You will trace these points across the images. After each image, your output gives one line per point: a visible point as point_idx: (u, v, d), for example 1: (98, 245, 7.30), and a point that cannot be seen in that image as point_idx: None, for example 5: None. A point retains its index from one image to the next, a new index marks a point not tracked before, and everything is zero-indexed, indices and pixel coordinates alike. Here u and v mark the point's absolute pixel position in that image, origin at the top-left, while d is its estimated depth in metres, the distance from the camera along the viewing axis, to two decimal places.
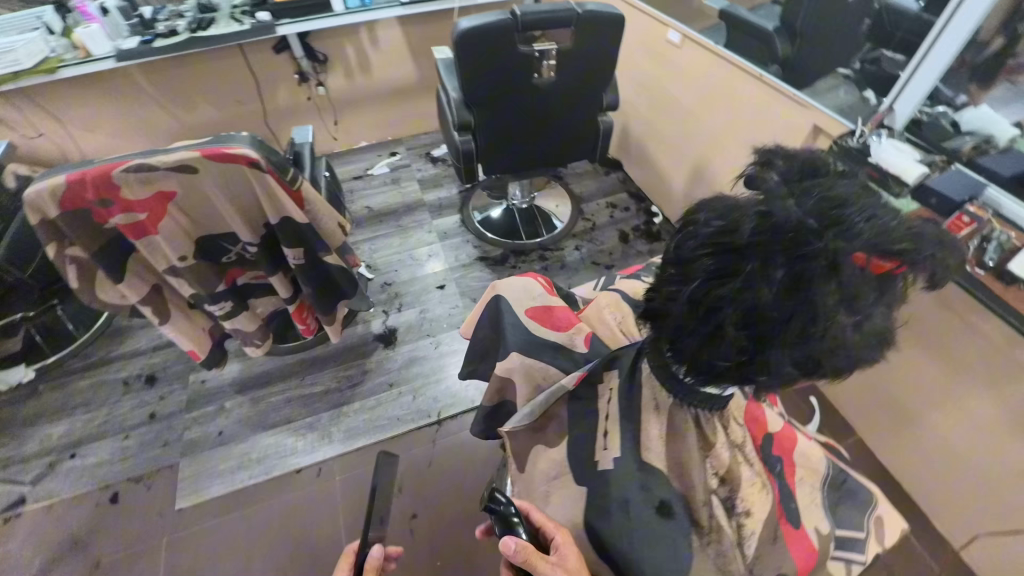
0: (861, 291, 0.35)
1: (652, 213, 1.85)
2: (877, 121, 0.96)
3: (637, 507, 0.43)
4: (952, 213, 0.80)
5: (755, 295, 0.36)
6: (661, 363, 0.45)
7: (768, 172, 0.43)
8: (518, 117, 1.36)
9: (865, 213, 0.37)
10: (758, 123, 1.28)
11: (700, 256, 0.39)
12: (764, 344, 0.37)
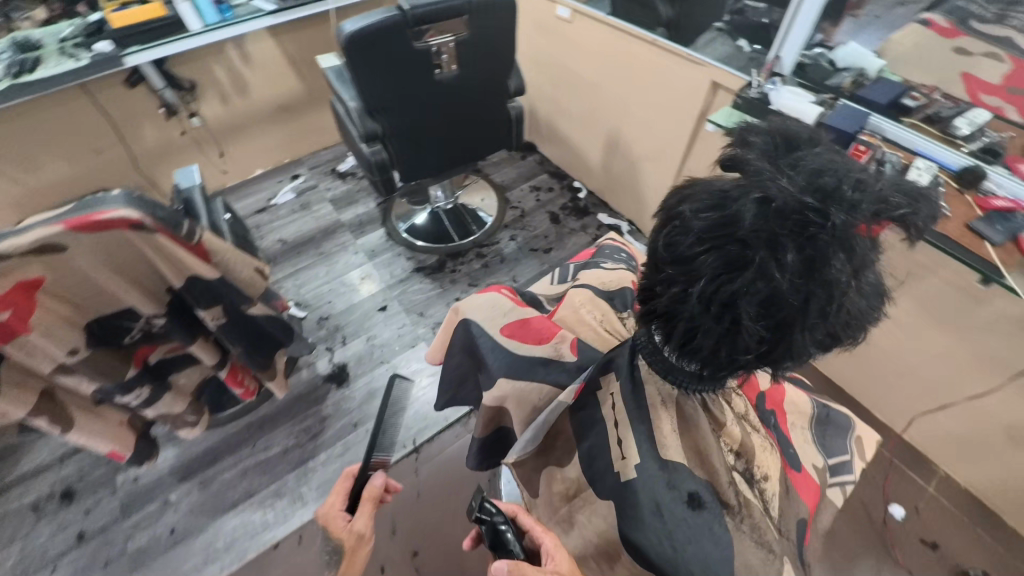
0: (865, 258, 0.37)
1: (576, 189, 1.86)
2: (768, 70, 1.04)
3: (669, 508, 0.42)
4: (851, 142, 0.86)
5: (770, 284, 0.36)
6: (670, 362, 0.45)
7: (748, 152, 0.43)
8: (427, 117, 1.29)
9: (855, 180, 0.38)
10: (660, 86, 1.32)
11: (700, 254, 0.38)
12: (783, 330, 0.38)
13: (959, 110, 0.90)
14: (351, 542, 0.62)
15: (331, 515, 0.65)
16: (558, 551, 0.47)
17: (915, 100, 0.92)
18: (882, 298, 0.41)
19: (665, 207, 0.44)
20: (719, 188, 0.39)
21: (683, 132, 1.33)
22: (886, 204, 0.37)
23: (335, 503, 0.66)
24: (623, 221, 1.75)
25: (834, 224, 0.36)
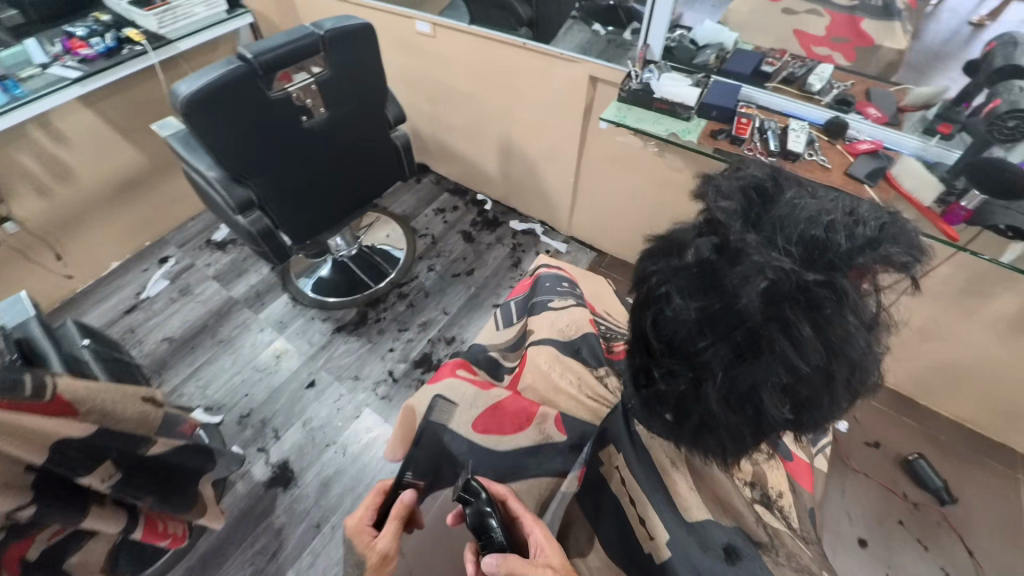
0: (866, 314, 0.39)
1: (482, 201, 1.81)
2: (643, 60, 1.03)
3: (709, 566, 0.47)
4: (733, 118, 0.91)
5: (788, 367, 0.37)
6: (693, 442, 0.44)
7: (721, 213, 0.43)
8: (307, 172, 1.16)
9: (842, 235, 0.39)
10: (540, 88, 1.30)
11: (710, 347, 0.39)
12: (807, 403, 0.39)
13: (805, 68, 0.96)
14: (376, 559, 0.58)
15: (360, 525, 0.61)
16: (546, 542, 0.54)
17: (771, 64, 0.97)
18: (881, 332, 0.43)
19: (647, 287, 0.44)
20: (701, 270, 0.40)
21: (573, 128, 1.34)
22: (872, 253, 0.39)
23: (364, 513, 0.62)
24: (535, 223, 1.74)
25: (833, 293, 0.37)
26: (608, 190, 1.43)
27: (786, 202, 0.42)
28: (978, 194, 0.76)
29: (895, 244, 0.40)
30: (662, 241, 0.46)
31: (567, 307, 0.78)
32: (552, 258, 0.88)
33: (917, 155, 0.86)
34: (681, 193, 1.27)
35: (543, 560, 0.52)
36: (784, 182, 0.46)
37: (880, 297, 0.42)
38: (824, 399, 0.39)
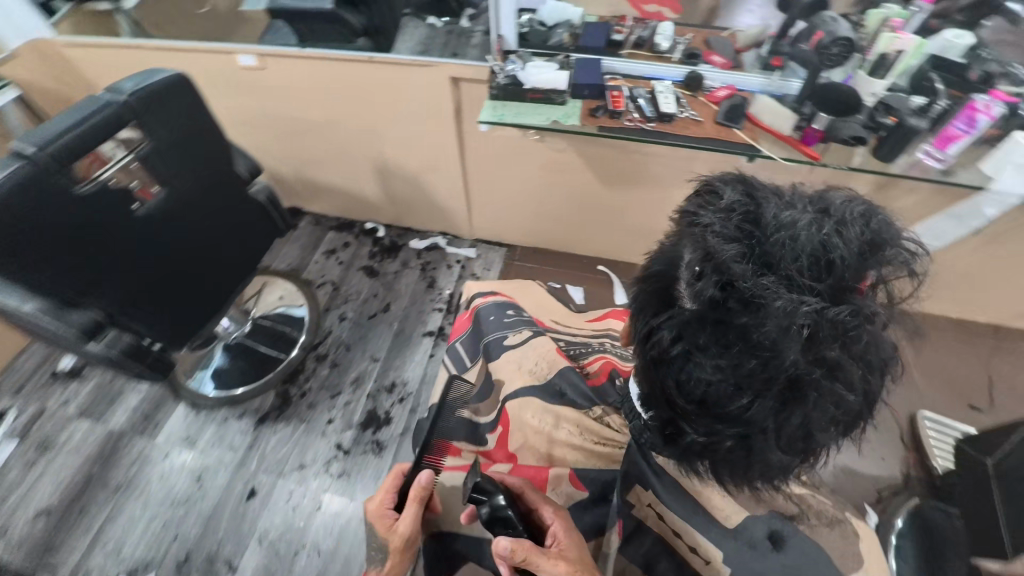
0: (881, 321, 0.42)
1: (373, 229, 1.68)
2: (501, 51, 1.01)
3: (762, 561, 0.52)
4: (604, 93, 0.93)
5: (830, 398, 0.39)
6: (745, 478, 0.46)
7: (718, 244, 0.42)
8: (158, 270, 0.95)
9: (837, 248, 0.40)
10: (403, 100, 1.21)
11: (754, 400, 0.39)
12: (847, 419, 0.42)
13: (650, 28, 0.98)
14: (399, 542, 0.63)
15: (380, 510, 0.65)
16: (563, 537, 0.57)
17: (620, 32, 0.97)
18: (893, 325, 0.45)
19: (658, 343, 0.43)
20: (712, 323, 0.39)
21: (448, 134, 1.27)
22: (869, 263, 0.41)
23: (384, 498, 0.66)
24: (436, 236, 1.66)
25: (848, 315, 0.39)
26: (501, 185, 1.40)
27: (772, 223, 0.41)
28: (825, 114, 0.83)
29: (880, 244, 0.42)
30: (655, 285, 0.45)
31: (523, 340, 0.81)
32: (484, 291, 0.89)
33: (765, 89, 0.93)
34: (572, 172, 1.28)
35: (557, 551, 0.54)
36: (756, 192, 0.46)
37: (889, 295, 0.44)
38: (860, 408, 0.42)
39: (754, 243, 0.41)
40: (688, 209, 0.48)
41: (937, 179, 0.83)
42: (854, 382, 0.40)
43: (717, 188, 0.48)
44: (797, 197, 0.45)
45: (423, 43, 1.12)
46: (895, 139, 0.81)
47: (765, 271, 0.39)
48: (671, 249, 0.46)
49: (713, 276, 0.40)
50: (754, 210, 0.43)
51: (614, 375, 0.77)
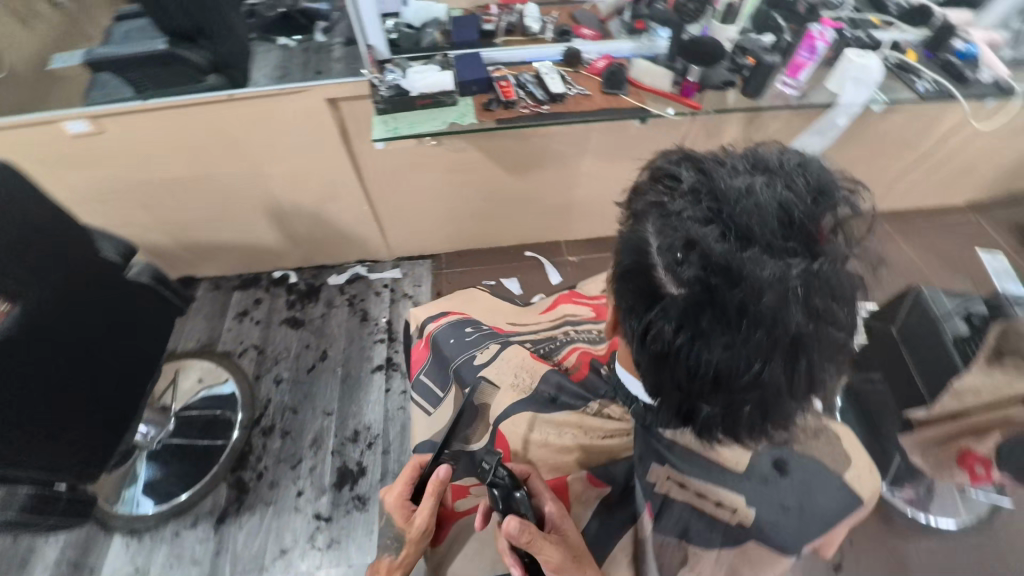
0: (850, 256, 0.44)
1: (284, 276, 1.54)
2: (374, 62, 0.93)
3: (774, 492, 0.57)
4: (493, 86, 0.90)
5: (823, 341, 0.42)
6: (764, 434, 0.48)
7: (690, 225, 0.42)
8: (58, 413, 0.74)
9: (796, 204, 0.42)
10: (282, 135, 1.09)
11: (763, 364, 0.41)
12: (837, 353, 0.45)
13: (515, 12, 0.99)
14: (415, 533, 0.65)
15: (399, 500, 0.68)
16: (565, 523, 0.59)
17: (489, 22, 0.96)
18: (864, 255, 0.47)
19: (658, 337, 0.43)
20: (709, 307, 0.40)
21: (341, 161, 1.17)
22: (826, 209, 0.43)
23: (401, 488, 0.69)
24: (355, 266, 1.57)
25: (822, 263, 0.41)
26: (411, 199, 1.34)
27: (733, 193, 0.42)
28: (696, 66, 0.90)
29: (828, 186, 0.44)
30: (636, 279, 0.44)
31: (493, 356, 0.76)
32: (434, 315, 0.85)
33: (637, 53, 0.96)
34: (479, 170, 1.26)
35: (560, 539, 0.57)
36: (704, 163, 0.46)
37: (854, 230, 0.46)
38: (846, 341, 0.45)
39: (723, 217, 0.41)
40: (644, 193, 0.48)
41: (795, 103, 0.93)
42: (839, 320, 0.42)
43: (664, 166, 0.48)
44: (741, 159, 0.46)
45: (280, 65, 1.03)
46: (757, 76, 0.89)
47: (742, 243, 0.40)
48: (640, 239, 0.45)
49: (697, 261, 0.40)
50: (710, 183, 0.44)
51: (597, 366, 0.75)
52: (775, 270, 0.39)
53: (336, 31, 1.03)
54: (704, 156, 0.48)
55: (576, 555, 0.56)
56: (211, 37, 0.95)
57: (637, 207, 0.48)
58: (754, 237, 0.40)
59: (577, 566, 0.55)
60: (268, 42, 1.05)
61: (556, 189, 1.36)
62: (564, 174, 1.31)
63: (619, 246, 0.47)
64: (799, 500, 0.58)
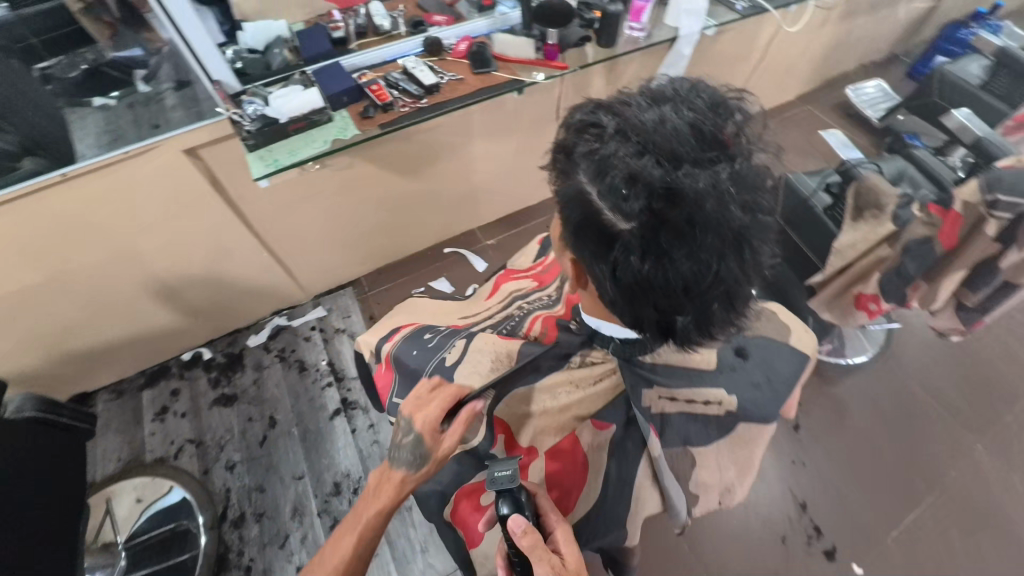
0: (756, 154, 0.50)
1: (197, 355, 1.38)
2: (227, 97, 0.82)
3: (741, 376, 0.66)
4: (364, 91, 0.87)
5: (760, 230, 0.47)
6: (733, 326, 0.54)
7: (626, 163, 0.44)
8: None
9: (703, 120, 0.46)
10: (145, 207, 0.95)
11: (722, 266, 0.45)
12: (770, 238, 0.51)
13: (359, 12, 0.94)
14: (439, 457, 0.60)
15: (427, 426, 0.60)
16: (567, 547, 0.55)
17: (338, 29, 0.91)
18: (768, 148, 0.53)
19: (626, 271, 0.46)
20: (664, 229, 0.43)
21: (223, 214, 1.06)
22: (728, 117, 0.48)
23: (432, 415, 0.61)
24: (272, 319, 1.45)
25: (740, 164, 0.46)
26: (313, 231, 1.26)
27: (650, 124, 0.46)
28: (553, 28, 0.93)
29: (722, 98, 0.49)
30: (591, 227, 0.47)
31: (462, 351, 0.74)
32: (387, 336, 0.84)
33: (494, 29, 0.99)
34: (375, 183, 1.22)
35: (557, 559, 0.53)
36: (614, 105, 0.49)
37: (753, 129, 0.51)
38: (773, 225, 0.52)
39: (649, 148, 0.45)
40: (571, 148, 0.50)
41: (643, 45, 1.01)
42: (765, 209, 0.48)
43: (582, 118, 0.50)
44: (645, 94, 0.50)
45: (106, 127, 0.83)
46: (608, 27, 0.95)
47: (673, 165, 0.44)
48: (583, 190, 0.48)
49: (641, 192, 0.43)
50: (628, 121, 0.47)
51: (565, 324, 0.70)
52: (706, 180, 0.43)
53: (163, 77, 0.83)
54: (612, 99, 0.51)
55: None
56: (6, 117, 0.73)
57: (569, 162, 0.50)
58: (680, 158, 0.44)
59: None
60: (80, 106, 0.81)
61: (456, 180, 1.36)
62: (459, 164, 1.31)
63: (565, 202, 0.49)
64: (765, 375, 0.67)
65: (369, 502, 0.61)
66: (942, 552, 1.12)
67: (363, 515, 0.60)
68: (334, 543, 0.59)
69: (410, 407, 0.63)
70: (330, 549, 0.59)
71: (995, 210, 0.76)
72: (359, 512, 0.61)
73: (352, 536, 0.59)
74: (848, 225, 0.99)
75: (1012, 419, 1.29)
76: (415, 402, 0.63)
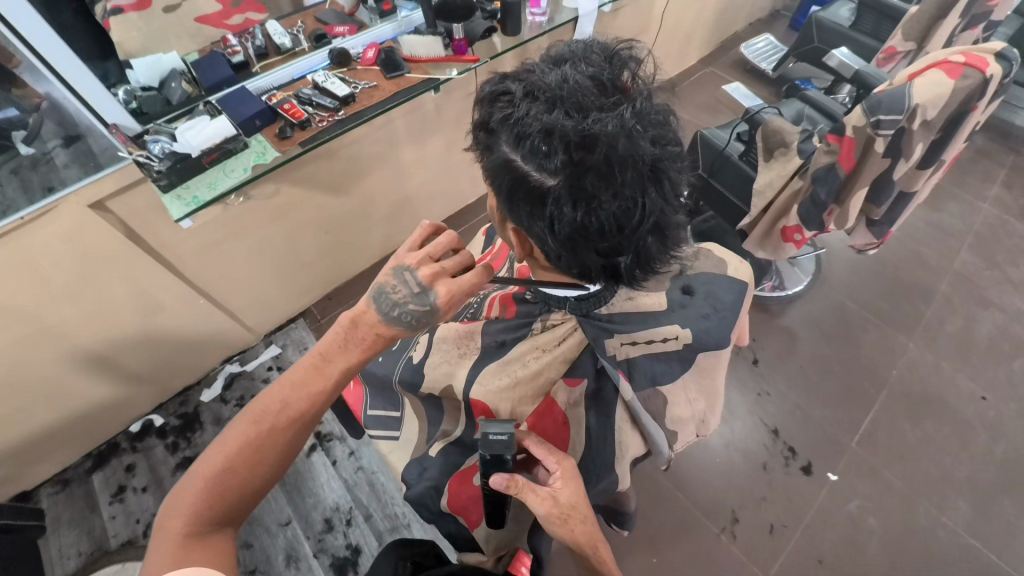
0: (660, 100, 0.53)
1: (147, 423, 1.29)
2: (127, 139, 0.76)
3: (694, 313, 0.69)
4: (277, 112, 0.83)
5: (674, 159, 0.50)
6: (669, 256, 0.57)
7: (539, 122, 0.46)
8: None
9: (601, 72, 0.49)
10: (53, 275, 0.86)
11: (647, 196, 0.48)
12: (685, 168, 0.54)
13: (255, 34, 0.89)
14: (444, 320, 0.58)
15: (448, 307, 0.55)
16: (563, 481, 0.57)
17: (237, 53, 0.86)
18: (669, 90, 0.56)
19: (563, 223, 0.48)
20: (587, 176, 0.45)
21: (146, 265, 0.99)
22: (623, 64, 0.51)
23: (455, 296, 0.56)
24: (223, 367, 1.37)
25: (643, 102, 0.49)
26: (250, 267, 1.20)
27: (554, 84, 0.48)
28: (458, 24, 0.93)
29: (614, 48, 0.52)
30: (522, 189, 0.49)
31: (427, 346, 0.75)
32: None
33: (399, 32, 0.99)
34: (306, 206, 1.18)
35: (550, 495, 0.56)
36: (519, 72, 0.51)
37: (652, 74, 0.54)
38: (685, 155, 0.55)
39: (558, 104, 0.47)
40: (488, 120, 0.51)
41: (547, 28, 1.03)
42: (674, 139, 0.51)
43: (491, 89, 0.52)
44: (545, 59, 0.52)
45: None
46: (511, 16, 0.97)
47: (582, 115, 0.46)
48: (507, 157, 0.49)
49: (559, 146, 0.45)
50: (533, 84, 0.49)
51: (521, 297, 0.72)
52: (614, 123, 0.45)
53: (48, 135, 0.75)
54: (517, 68, 0.53)
55: (565, 511, 0.56)
56: None
57: (489, 135, 0.52)
58: (587, 107, 0.46)
59: (564, 522, 0.56)
60: None
61: (390, 189, 1.35)
62: (390, 172, 1.30)
63: (493, 173, 0.51)
64: (712, 306, 0.70)
65: (350, 352, 0.55)
66: (898, 443, 1.24)
67: (333, 367, 0.54)
68: (295, 386, 0.53)
69: (429, 273, 0.55)
70: (290, 390, 0.52)
71: (880, 130, 0.84)
72: (331, 360, 0.54)
73: (320, 382, 0.53)
74: (762, 167, 1.09)
75: (931, 315, 1.45)
76: (433, 268, 0.56)
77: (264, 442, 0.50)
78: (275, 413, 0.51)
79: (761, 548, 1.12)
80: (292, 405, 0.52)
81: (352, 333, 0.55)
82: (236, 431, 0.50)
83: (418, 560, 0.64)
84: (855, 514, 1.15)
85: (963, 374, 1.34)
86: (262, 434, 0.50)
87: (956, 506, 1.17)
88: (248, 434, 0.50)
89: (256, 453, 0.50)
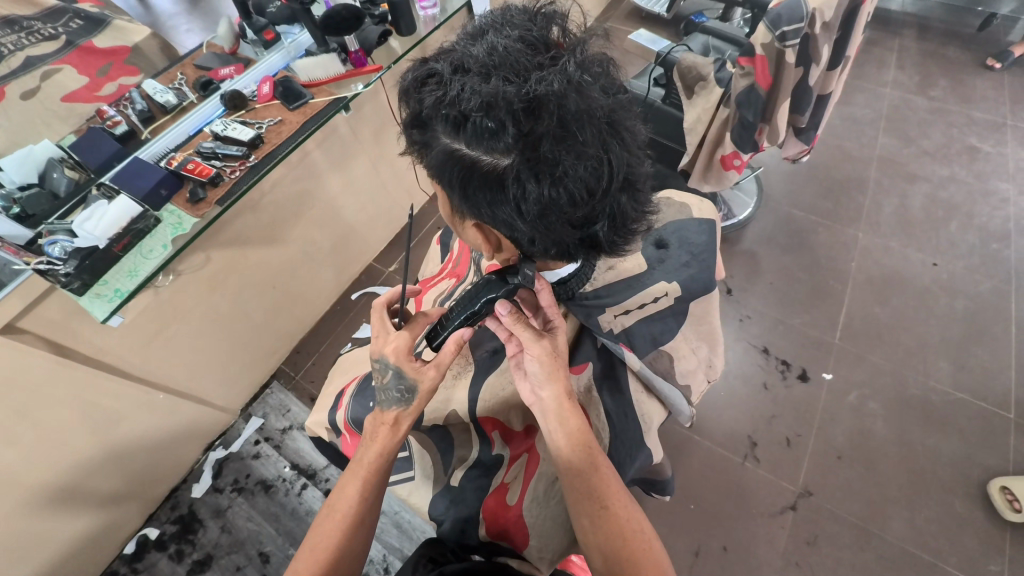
0: (600, 53, 0.50)
1: (142, 539, 1.18)
2: (17, 248, 0.66)
3: (674, 265, 0.69)
4: (181, 175, 0.75)
5: (626, 108, 0.49)
6: (645, 210, 0.56)
7: (477, 97, 0.43)
8: None
9: (527, 34, 0.47)
10: None
11: (611, 150, 0.46)
12: (639, 116, 0.53)
13: (133, 98, 0.81)
14: (427, 386, 0.60)
15: (400, 354, 0.60)
16: (558, 334, 0.61)
17: (119, 123, 0.77)
18: (604, 39, 0.54)
19: (529, 201, 0.46)
20: (542, 143, 0.43)
21: (86, 375, 0.89)
22: (549, 21, 0.49)
23: (401, 342, 0.60)
24: (207, 456, 1.27)
25: (579, 54, 0.47)
26: (205, 344, 1.12)
27: (483, 55, 0.45)
28: (350, 35, 0.87)
29: (535, 8, 0.50)
30: (476, 175, 0.47)
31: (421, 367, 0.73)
32: (336, 404, 0.79)
33: (291, 58, 0.90)
34: (246, 266, 1.11)
35: (549, 340, 0.59)
36: (440, 53, 0.49)
37: (581, 26, 0.52)
38: (634, 103, 0.54)
39: (493, 72, 0.44)
40: (421, 109, 0.48)
41: (441, 19, 0.98)
42: (619, 89, 0.50)
43: (415, 76, 0.49)
44: (464, 35, 0.49)
45: None
46: (401, 15, 0.92)
47: (522, 79, 0.44)
48: (451, 147, 0.47)
49: (505, 118, 0.43)
50: (460, 59, 0.46)
51: None
52: (558, 80, 0.43)
53: None
54: (437, 50, 0.51)
55: (556, 363, 0.58)
56: None
57: (426, 125, 0.49)
58: (525, 70, 0.44)
59: (556, 372, 0.58)
60: None
61: (326, 223, 1.28)
62: (323, 208, 1.23)
63: (441, 167, 0.49)
64: (689, 252, 0.70)
65: (369, 444, 0.59)
66: (874, 328, 1.31)
67: (365, 458, 0.59)
68: (339, 491, 0.58)
69: (378, 337, 0.63)
70: (335, 500, 0.57)
71: (787, 42, 0.85)
72: (362, 459, 0.59)
73: (357, 482, 0.58)
74: (687, 104, 1.10)
75: (869, 202, 1.53)
76: (381, 339, 0.63)
77: (338, 550, 0.55)
78: (329, 518, 0.57)
79: (784, 462, 1.16)
80: (343, 511, 0.56)
81: (366, 435, 0.61)
82: (308, 555, 0.55)
83: (434, 557, 0.61)
84: (856, 403, 1.21)
85: (911, 247, 1.43)
86: (334, 547, 0.55)
87: (939, 367, 1.25)
88: (324, 552, 0.55)
89: (337, 566, 0.55)
